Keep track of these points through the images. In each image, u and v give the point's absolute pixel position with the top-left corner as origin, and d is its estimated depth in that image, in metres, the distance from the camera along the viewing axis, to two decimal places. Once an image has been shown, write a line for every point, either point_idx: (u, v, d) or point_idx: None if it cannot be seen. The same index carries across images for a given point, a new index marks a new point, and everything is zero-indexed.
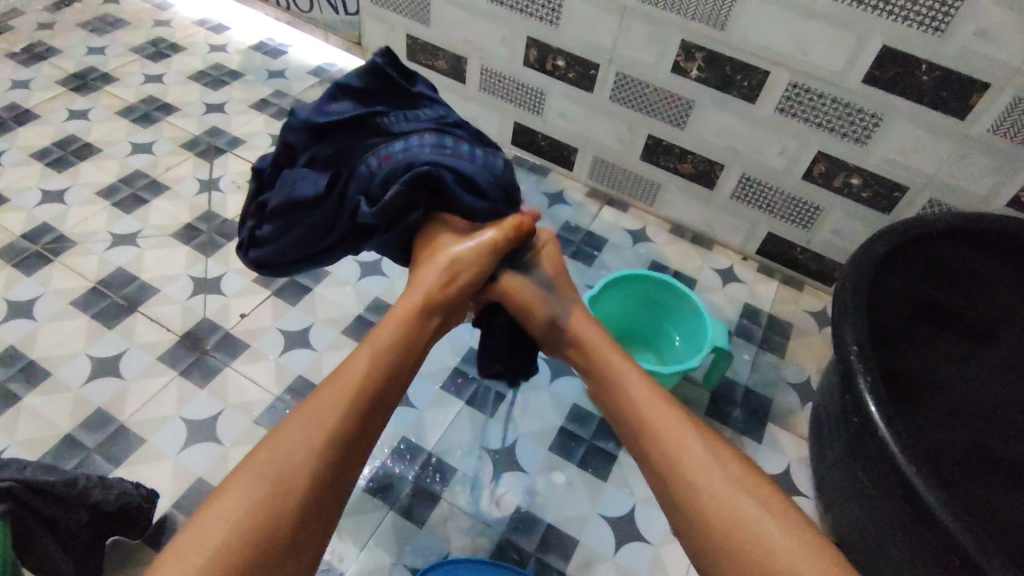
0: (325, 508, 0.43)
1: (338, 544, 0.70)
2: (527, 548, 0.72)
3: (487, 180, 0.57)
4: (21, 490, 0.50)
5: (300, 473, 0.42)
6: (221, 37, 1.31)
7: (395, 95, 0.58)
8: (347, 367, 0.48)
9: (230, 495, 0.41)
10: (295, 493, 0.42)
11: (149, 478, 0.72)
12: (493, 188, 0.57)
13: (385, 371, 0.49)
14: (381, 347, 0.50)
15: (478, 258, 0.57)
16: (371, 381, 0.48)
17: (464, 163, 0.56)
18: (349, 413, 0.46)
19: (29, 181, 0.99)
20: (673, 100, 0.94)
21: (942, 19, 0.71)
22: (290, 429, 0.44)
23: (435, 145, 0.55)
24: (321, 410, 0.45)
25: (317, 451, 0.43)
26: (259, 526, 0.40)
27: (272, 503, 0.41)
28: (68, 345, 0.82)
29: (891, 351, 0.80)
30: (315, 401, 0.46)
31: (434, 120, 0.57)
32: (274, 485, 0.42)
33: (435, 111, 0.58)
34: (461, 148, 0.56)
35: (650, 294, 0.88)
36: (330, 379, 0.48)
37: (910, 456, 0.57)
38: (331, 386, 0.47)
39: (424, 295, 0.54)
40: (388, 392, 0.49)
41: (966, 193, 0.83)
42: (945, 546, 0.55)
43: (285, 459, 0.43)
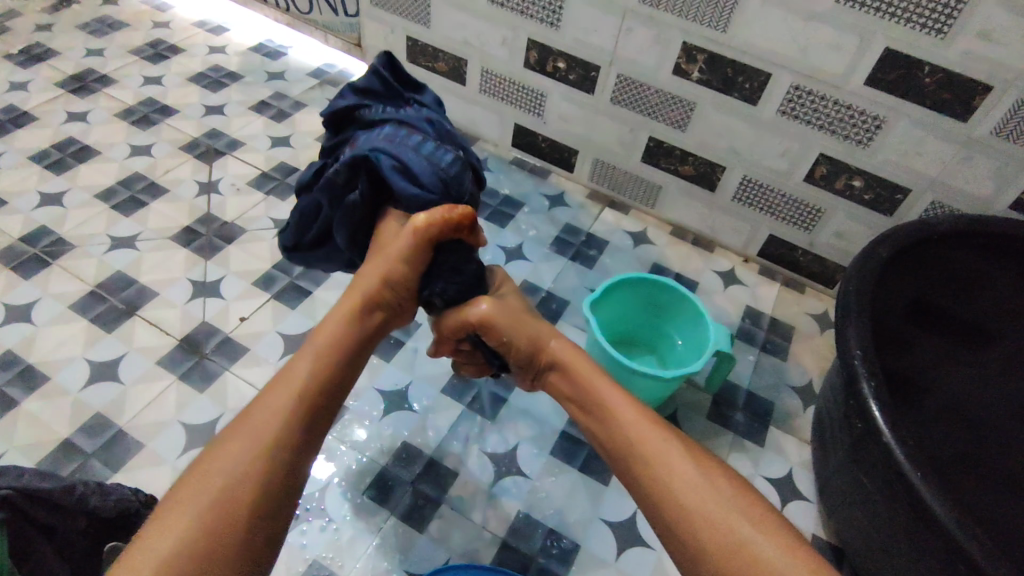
0: (272, 522, 0.41)
1: (338, 550, 0.69)
2: (528, 554, 0.71)
3: (429, 171, 0.54)
4: (18, 498, 0.49)
5: (245, 485, 0.41)
6: (220, 39, 1.31)
7: (390, 93, 0.58)
8: (287, 375, 0.47)
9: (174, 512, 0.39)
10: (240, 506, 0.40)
11: (148, 484, 0.72)
12: (432, 180, 0.54)
13: (329, 375, 0.47)
14: (320, 351, 0.48)
15: (410, 248, 0.52)
16: (313, 388, 0.46)
17: (408, 151, 0.53)
18: (291, 422, 0.44)
19: (28, 184, 0.99)
20: (674, 102, 0.94)
21: (945, 21, 0.71)
22: (230, 445, 0.42)
23: (389, 134, 0.54)
24: (264, 420, 0.44)
25: (260, 461, 0.42)
26: (206, 540, 0.38)
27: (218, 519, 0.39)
28: (67, 349, 0.81)
29: (897, 355, 0.79)
30: (257, 413, 0.44)
31: (409, 116, 0.56)
32: (218, 499, 0.40)
33: (418, 112, 0.57)
34: (414, 140, 0.54)
35: (651, 297, 0.88)
36: (270, 389, 0.46)
37: (915, 462, 0.57)
38: (268, 397, 0.45)
39: (361, 295, 0.52)
40: (331, 397, 0.47)
41: (969, 195, 0.83)
42: (950, 551, 0.54)
43: (230, 472, 0.41)
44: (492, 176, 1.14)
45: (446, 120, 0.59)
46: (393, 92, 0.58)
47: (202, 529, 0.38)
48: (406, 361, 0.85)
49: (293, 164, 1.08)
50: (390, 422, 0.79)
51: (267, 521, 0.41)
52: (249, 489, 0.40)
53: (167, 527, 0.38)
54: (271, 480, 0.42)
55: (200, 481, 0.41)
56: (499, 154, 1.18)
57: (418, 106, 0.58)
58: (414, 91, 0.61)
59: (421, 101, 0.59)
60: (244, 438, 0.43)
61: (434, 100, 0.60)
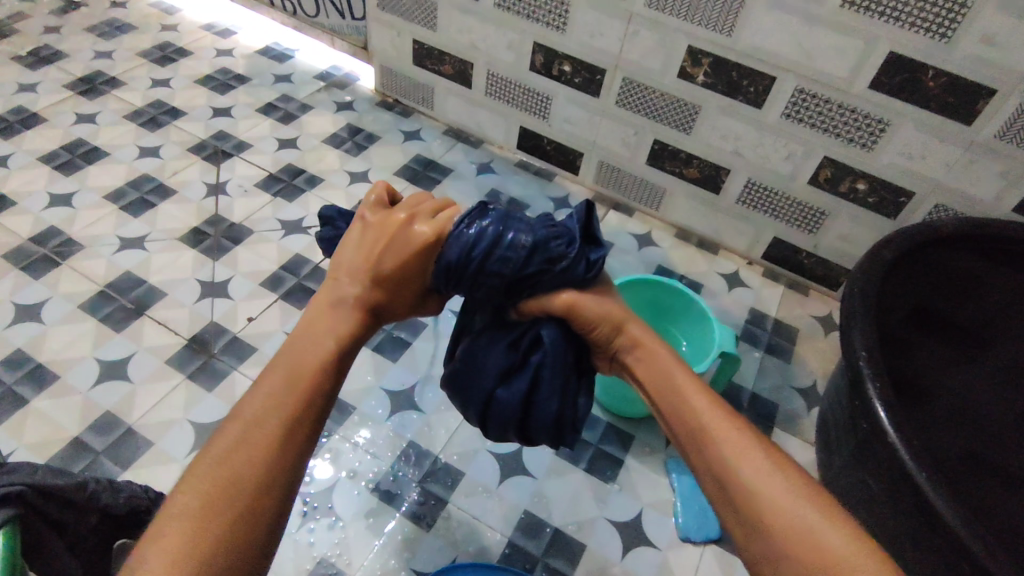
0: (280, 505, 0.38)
1: (345, 548, 0.70)
2: (534, 554, 0.72)
3: (477, 234, 0.45)
4: (31, 494, 0.49)
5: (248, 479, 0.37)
6: (228, 41, 1.32)
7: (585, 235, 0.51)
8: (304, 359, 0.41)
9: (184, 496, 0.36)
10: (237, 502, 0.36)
11: (157, 482, 0.72)
12: (470, 238, 0.45)
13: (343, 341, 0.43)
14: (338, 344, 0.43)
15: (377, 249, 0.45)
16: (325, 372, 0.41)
17: (491, 219, 0.46)
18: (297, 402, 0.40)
19: (37, 185, 1.00)
20: (679, 105, 0.95)
21: (949, 25, 0.72)
22: (229, 433, 0.38)
23: (512, 217, 0.47)
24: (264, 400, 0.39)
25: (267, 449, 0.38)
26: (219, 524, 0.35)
27: (220, 507, 0.35)
28: (77, 348, 0.82)
29: (897, 355, 0.80)
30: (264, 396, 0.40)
31: (542, 232, 0.47)
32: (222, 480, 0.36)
33: (552, 236, 0.48)
34: (512, 231, 0.46)
35: (655, 297, 0.88)
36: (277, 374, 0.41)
37: (921, 463, 0.57)
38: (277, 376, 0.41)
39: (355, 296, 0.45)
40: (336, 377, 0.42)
41: (972, 199, 0.83)
42: (955, 551, 0.55)
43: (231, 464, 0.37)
44: (497, 178, 1.14)
45: (564, 274, 0.48)
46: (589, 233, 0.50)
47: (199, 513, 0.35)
48: (412, 361, 0.85)
49: (300, 166, 1.09)
50: (394, 423, 0.80)
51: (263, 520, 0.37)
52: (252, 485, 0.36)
53: (181, 507, 0.36)
54: (282, 462, 0.38)
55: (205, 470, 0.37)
56: (504, 156, 1.18)
57: (570, 239, 0.48)
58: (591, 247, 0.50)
59: (581, 245, 0.49)
60: (239, 433, 0.38)
61: (589, 258, 0.49)
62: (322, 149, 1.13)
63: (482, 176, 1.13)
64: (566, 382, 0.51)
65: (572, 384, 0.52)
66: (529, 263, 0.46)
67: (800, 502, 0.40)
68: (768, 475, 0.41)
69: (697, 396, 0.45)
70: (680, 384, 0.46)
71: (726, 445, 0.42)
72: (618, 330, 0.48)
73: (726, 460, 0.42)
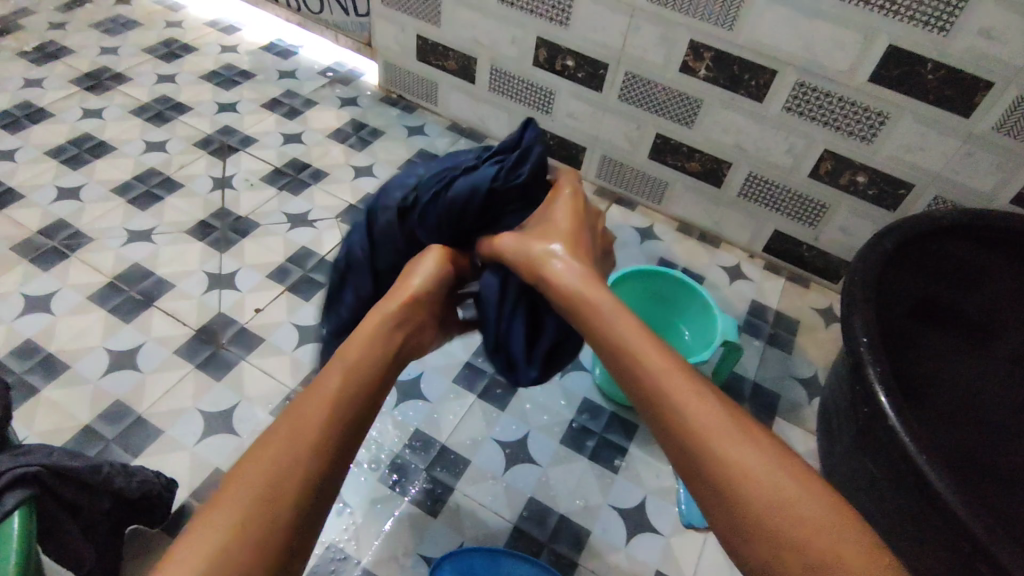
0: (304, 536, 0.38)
1: (354, 533, 0.71)
2: (540, 540, 0.73)
3: (403, 190, 0.58)
4: (46, 474, 0.50)
5: (284, 509, 0.37)
6: (232, 38, 1.33)
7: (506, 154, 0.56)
8: (319, 387, 0.42)
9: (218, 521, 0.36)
10: (279, 535, 0.37)
11: (166, 468, 0.73)
12: (402, 198, 0.57)
13: (375, 374, 0.44)
14: (352, 366, 0.43)
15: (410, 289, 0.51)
16: (349, 401, 0.42)
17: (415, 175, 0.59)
18: (331, 431, 0.40)
19: (45, 179, 1.01)
20: (681, 99, 0.96)
21: (947, 19, 0.73)
22: (268, 455, 0.38)
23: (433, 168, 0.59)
24: (298, 426, 0.40)
25: (300, 483, 0.38)
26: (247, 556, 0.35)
27: (255, 538, 0.36)
28: (86, 338, 0.83)
29: (899, 346, 0.81)
30: (282, 427, 0.40)
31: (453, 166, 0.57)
32: (258, 511, 0.37)
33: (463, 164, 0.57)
34: (427, 173, 0.58)
35: (658, 288, 0.89)
36: (296, 404, 0.41)
37: (920, 446, 0.58)
38: (312, 404, 0.41)
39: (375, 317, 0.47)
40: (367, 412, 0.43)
41: (971, 191, 0.85)
42: (955, 532, 0.56)
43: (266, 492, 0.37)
44: None
45: (478, 176, 0.54)
46: (508, 147, 0.56)
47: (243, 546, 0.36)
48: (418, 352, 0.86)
49: (305, 160, 1.10)
50: (400, 411, 0.80)
51: (302, 545, 0.38)
52: (286, 520, 0.37)
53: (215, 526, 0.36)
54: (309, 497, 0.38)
55: (244, 489, 0.37)
56: None
57: (480, 159, 0.57)
58: (507, 152, 0.56)
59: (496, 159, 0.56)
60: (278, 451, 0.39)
61: (499, 163, 0.55)
62: (327, 144, 1.14)
63: None
64: (507, 320, 0.55)
65: (522, 312, 0.55)
66: (443, 182, 0.55)
67: (718, 421, 0.39)
68: (687, 395, 0.40)
69: (619, 320, 0.44)
70: (602, 313, 0.45)
71: (647, 366, 0.42)
72: (541, 265, 0.49)
73: (651, 390, 0.41)
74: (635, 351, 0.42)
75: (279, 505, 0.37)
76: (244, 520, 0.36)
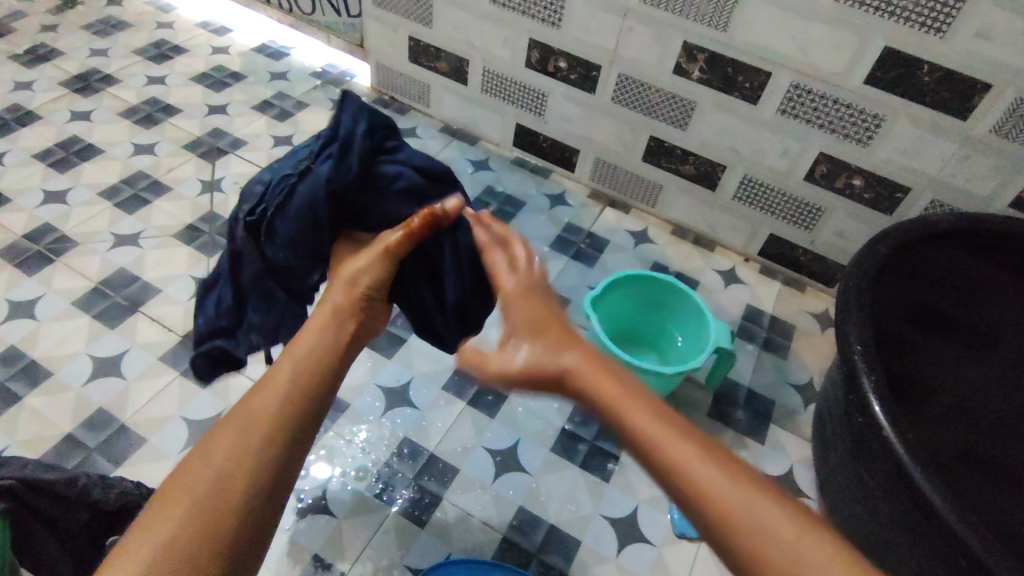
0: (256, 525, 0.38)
1: (340, 544, 0.69)
2: (529, 550, 0.71)
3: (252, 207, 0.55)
4: (21, 488, 0.49)
5: (233, 491, 0.38)
6: (223, 39, 1.32)
7: (366, 160, 0.53)
8: (273, 377, 0.44)
9: (163, 510, 0.37)
10: (227, 519, 0.37)
11: (148, 478, 0.72)
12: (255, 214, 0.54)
13: (327, 355, 0.46)
14: (307, 354, 0.46)
15: (371, 267, 0.52)
16: (301, 384, 0.44)
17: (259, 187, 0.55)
18: (283, 414, 0.41)
19: (31, 182, 0.99)
20: (675, 101, 0.94)
21: (943, 20, 0.71)
22: (218, 441, 0.40)
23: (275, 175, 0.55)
24: (248, 419, 0.41)
25: (247, 464, 0.39)
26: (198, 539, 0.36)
27: (206, 522, 0.36)
28: (70, 345, 0.82)
29: (895, 353, 0.80)
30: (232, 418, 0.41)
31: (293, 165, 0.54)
32: (201, 498, 0.37)
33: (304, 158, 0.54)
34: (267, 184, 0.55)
35: (651, 293, 0.87)
36: (247, 398, 0.42)
37: (915, 457, 0.57)
38: (259, 395, 0.42)
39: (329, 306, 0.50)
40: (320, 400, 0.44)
41: (968, 194, 0.83)
42: (951, 545, 0.55)
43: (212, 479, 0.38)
44: (493, 175, 1.14)
45: (318, 167, 0.52)
46: (365, 154, 0.53)
47: (193, 531, 0.36)
48: (407, 358, 0.85)
49: None
50: (388, 419, 0.79)
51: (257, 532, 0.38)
52: (237, 498, 0.38)
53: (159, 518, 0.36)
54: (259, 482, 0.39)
55: (192, 475, 0.38)
56: (501, 153, 1.18)
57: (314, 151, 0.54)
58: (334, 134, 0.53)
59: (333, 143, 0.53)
60: (229, 440, 0.40)
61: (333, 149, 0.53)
62: None
63: (477, 173, 1.13)
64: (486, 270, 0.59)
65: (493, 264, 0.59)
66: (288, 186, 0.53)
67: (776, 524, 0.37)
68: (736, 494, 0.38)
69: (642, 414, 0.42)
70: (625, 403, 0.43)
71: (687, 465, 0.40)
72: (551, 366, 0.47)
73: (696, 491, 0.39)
74: (616, 406, 0.43)
75: (231, 489, 0.38)
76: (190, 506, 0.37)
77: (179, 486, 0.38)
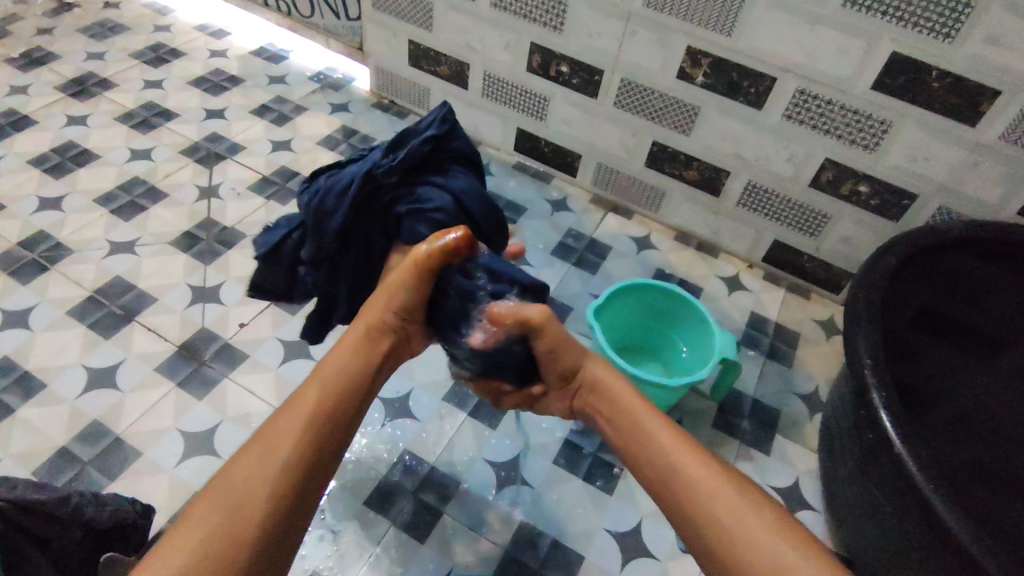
0: (282, 540, 0.41)
1: (338, 560, 0.68)
2: (531, 566, 0.70)
3: (313, 181, 0.57)
4: (12, 510, 0.48)
5: (256, 509, 0.40)
6: (221, 42, 1.31)
7: (415, 164, 0.54)
8: (298, 400, 0.45)
9: (192, 525, 0.40)
10: (251, 535, 0.40)
11: (144, 493, 0.71)
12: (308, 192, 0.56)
13: (352, 376, 0.48)
14: (333, 376, 0.47)
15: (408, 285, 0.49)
16: (326, 405, 0.45)
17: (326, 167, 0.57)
18: (311, 434, 0.44)
19: (27, 189, 0.98)
20: (680, 106, 0.93)
21: (953, 25, 0.70)
22: (244, 461, 0.42)
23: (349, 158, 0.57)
24: (275, 438, 0.43)
25: (273, 485, 0.41)
26: (221, 554, 0.39)
27: (230, 539, 0.39)
28: (65, 355, 0.80)
29: (904, 364, 0.78)
30: (262, 439, 0.43)
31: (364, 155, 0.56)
32: (229, 516, 0.40)
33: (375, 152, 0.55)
34: (336, 166, 0.56)
35: (655, 302, 0.86)
36: (274, 418, 0.45)
37: (929, 476, 0.56)
38: (288, 413, 0.45)
39: (366, 323, 0.50)
40: (345, 419, 0.46)
41: (976, 202, 0.82)
42: (965, 566, 0.53)
43: (235, 499, 0.40)
44: (493, 181, 1.12)
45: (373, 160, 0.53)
46: (417, 157, 0.53)
47: (220, 546, 0.39)
48: (407, 368, 0.84)
49: (293, 168, 1.07)
50: (389, 431, 0.78)
51: (282, 547, 0.41)
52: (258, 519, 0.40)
53: (191, 532, 0.39)
54: (283, 500, 0.41)
55: (220, 491, 0.41)
56: (502, 158, 1.16)
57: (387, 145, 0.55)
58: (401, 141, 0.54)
59: (397, 148, 0.54)
60: (258, 458, 0.42)
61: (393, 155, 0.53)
62: (317, 151, 1.11)
63: None
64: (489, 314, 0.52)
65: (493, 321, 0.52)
66: (344, 169, 0.54)
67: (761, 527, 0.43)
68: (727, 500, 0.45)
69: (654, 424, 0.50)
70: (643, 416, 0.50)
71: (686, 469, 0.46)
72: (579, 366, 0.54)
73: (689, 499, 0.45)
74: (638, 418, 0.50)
75: (255, 507, 0.40)
76: (218, 524, 0.39)
77: (206, 503, 0.41)
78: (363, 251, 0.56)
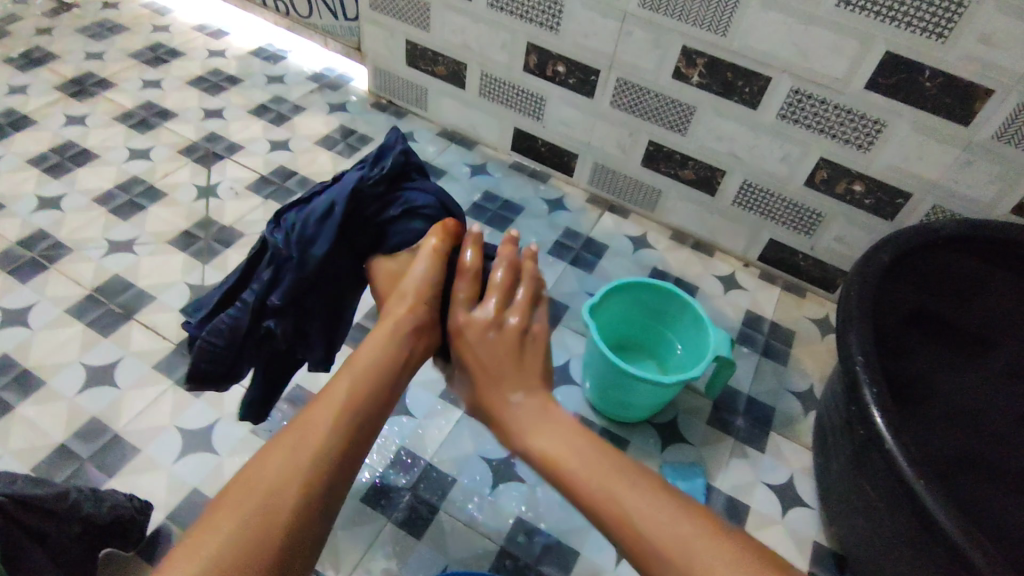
0: (308, 534, 0.41)
1: (333, 556, 0.68)
2: (526, 562, 0.70)
3: (279, 225, 0.56)
4: (11, 506, 0.50)
5: (287, 500, 0.41)
6: (219, 43, 1.31)
7: (395, 174, 0.57)
8: (328, 394, 0.47)
9: (223, 511, 0.40)
10: (281, 526, 0.40)
11: (141, 490, 0.71)
12: (278, 236, 0.55)
13: (380, 376, 0.49)
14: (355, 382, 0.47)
15: (434, 273, 0.55)
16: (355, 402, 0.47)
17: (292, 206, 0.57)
18: (341, 428, 0.45)
19: (26, 188, 0.99)
20: (675, 105, 0.94)
21: (946, 25, 0.71)
22: (276, 450, 0.43)
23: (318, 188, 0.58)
24: (307, 430, 0.44)
25: (305, 476, 0.42)
26: (251, 542, 0.39)
27: (261, 528, 0.40)
28: (64, 353, 0.81)
29: (894, 360, 0.79)
30: (286, 439, 0.44)
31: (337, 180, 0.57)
32: (263, 501, 0.41)
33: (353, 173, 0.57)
34: (307, 200, 0.57)
35: (650, 300, 0.87)
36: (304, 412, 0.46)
37: (918, 469, 0.56)
38: (318, 406, 0.46)
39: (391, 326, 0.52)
40: (372, 417, 0.48)
41: (970, 201, 0.83)
42: (954, 560, 0.54)
43: (267, 484, 0.41)
44: (491, 180, 1.13)
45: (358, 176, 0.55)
46: (398, 168, 0.57)
47: (251, 533, 0.39)
48: None
49: (291, 168, 1.08)
50: (386, 428, 0.79)
51: (307, 544, 0.41)
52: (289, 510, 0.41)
53: (222, 518, 0.40)
54: (314, 492, 0.42)
55: (253, 478, 0.42)
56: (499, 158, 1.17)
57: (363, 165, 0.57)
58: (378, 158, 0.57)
59: (378, 164, 0.57)
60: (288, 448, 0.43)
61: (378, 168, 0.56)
62: (315, 151, 1.12)
63: (475, 178, 1.13)
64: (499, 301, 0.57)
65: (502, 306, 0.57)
66: (320, 197, 0.55)
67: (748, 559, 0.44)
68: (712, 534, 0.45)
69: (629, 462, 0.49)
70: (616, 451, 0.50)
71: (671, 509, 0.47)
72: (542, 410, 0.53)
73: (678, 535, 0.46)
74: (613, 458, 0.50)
75: (286, 497, 0.41)
76: (249, 508, 0.40)
77: (237, 491, 0.42)
78: (342, 279, 0.57)
